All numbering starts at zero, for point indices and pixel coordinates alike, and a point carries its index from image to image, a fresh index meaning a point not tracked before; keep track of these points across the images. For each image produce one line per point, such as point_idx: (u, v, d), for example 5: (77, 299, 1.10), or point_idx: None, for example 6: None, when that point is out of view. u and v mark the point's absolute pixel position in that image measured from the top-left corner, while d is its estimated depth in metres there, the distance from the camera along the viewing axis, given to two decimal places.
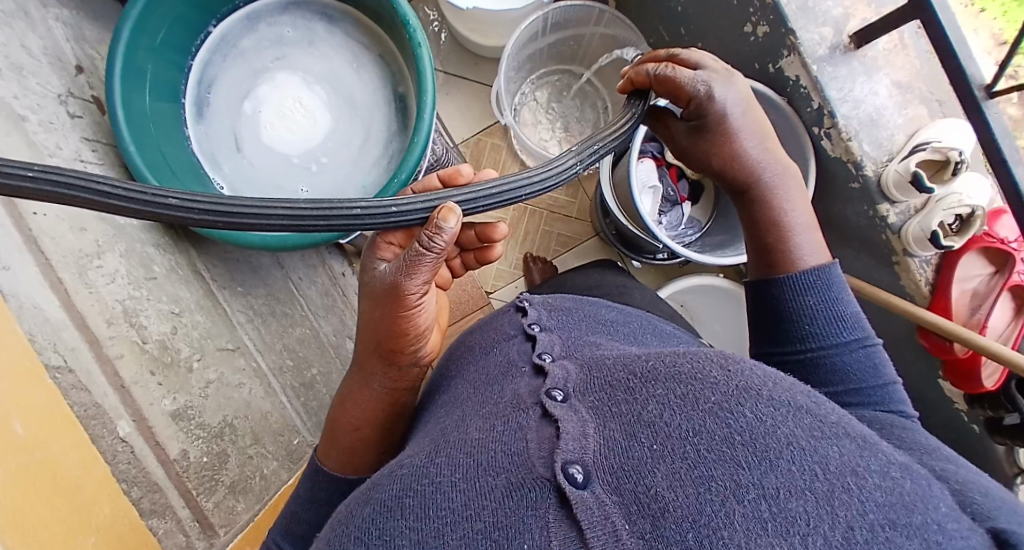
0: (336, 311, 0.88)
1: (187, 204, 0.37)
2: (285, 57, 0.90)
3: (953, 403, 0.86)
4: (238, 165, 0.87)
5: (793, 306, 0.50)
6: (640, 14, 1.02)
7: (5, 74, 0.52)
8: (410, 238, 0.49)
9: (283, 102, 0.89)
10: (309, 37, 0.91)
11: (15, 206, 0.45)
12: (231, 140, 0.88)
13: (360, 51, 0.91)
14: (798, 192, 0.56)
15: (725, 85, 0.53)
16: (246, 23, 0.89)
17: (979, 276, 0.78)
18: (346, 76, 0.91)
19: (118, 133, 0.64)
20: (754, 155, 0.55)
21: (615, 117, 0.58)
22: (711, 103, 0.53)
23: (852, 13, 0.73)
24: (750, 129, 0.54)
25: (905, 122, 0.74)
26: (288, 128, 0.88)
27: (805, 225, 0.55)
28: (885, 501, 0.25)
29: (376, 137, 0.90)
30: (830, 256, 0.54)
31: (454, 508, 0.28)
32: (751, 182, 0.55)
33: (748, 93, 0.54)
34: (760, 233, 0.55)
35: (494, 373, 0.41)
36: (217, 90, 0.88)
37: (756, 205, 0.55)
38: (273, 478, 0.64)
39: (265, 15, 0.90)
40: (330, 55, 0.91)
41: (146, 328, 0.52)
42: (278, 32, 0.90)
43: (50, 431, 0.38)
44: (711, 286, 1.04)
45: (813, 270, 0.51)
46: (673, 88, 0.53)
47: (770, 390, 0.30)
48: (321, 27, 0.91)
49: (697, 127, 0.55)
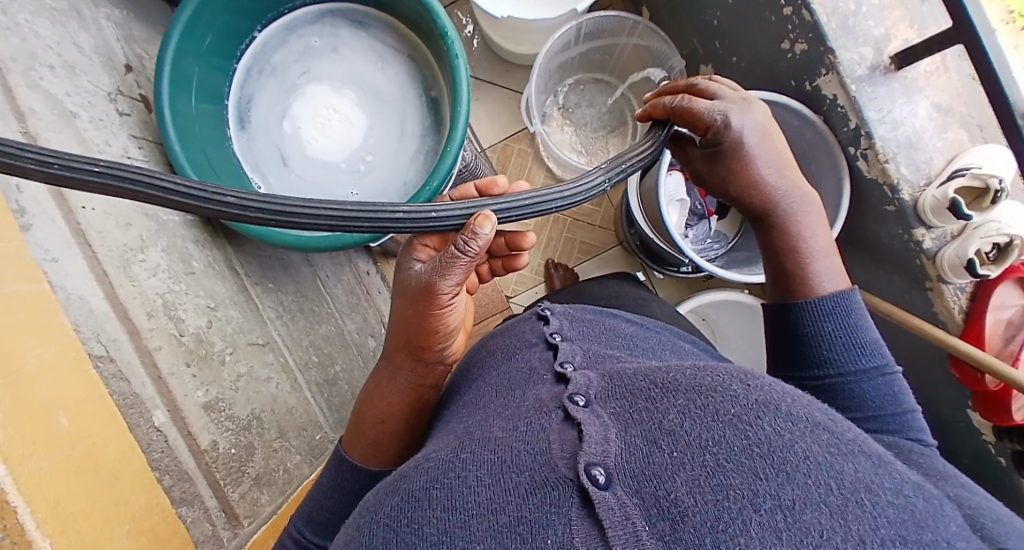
0: (360, 309, 0.92)
1: (243, 202, 0.38)
2: (314, 67, 0.92)
3: (981, 435, 0.84)
4: (287, 179, 0.89)
5: (811, 332, 0.50)
6: (674, 25, 1.02)
7: (60, 72, 0.54)
8: (444, 242, 0.52)
9: (318, 111, 0.90)
10: (333, 43, 0.92)
11: (66, 199, 0.46)
12: (277, 157, 0.90)
13: (387, 49, 0.92)
14: (816, 217, 0.56)
15: (742, 114, 0.53)
16: (275, 39, 0.91)
17: (1016, 307, 0.75)
18: (375, 76, 0.92)
19: (165, 133, 0.67)
20: (772, 182, 0.54)
21: (636, 144, 0.57)
22: (727, 131, 0.52)
23: (893, 33, 0.72)
24: (767, 158, 0.54)
25: (943, 145, 0.72)
26: (329, 136, 0.90)
27: (824, 251, 0.54)
28: (896, 517, 0.25)
29: (413, 134, 0.92)
30: (848, 282, 0.53)
31: (479, 502, 0.28)
32: (769, 209, 0.54)
33: (765, 120, 0.54)
34: (779, 257, 0.54)
35: (515, 379, 0.41)
36: (256, 109, 0.90)
37: (773, 231, 0.55)
38: (295, 472, 0.66)
39: (292, 27, 0.91)
40: (355, 59, 0.92)
41: (183, 321, 0.53)
42: (306, 43, 0.92)
43: (92, 423, 0.39)
44: (735, 301, 1.03)
45: (831, 297, 0.51)
46: (692, 120, 0.53)
47: (789, 405, 0.30)
48: (345, 32, 0.93)
49: (712, 155, 0.55)
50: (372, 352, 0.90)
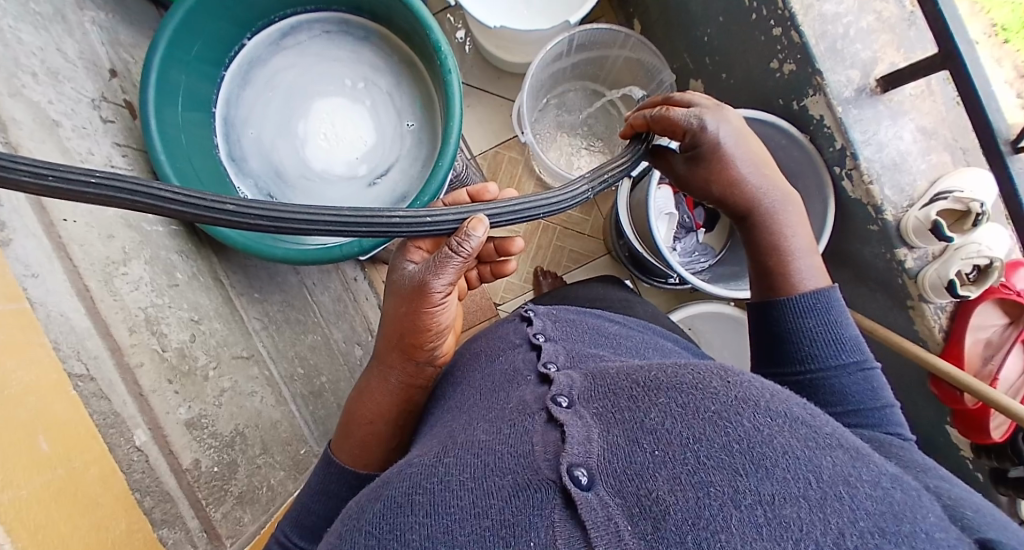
0: (346, 317, 0.91)
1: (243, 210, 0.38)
2: (276, 123, 0.90)
3: (961, 450, 0.86)
4: (386, 179, 0.90)
5: (792, 328, 0.50)
6: (665, 37, 1.03)
7: (43, 79, 0.53)
8: (438, 246, 0.51)
9: (331, 147, 0.90)
10: (260, 97, 0.90)
11: (47, 212, 0.45)
12: (359, 183, 0.89)
13: (281, 57, 0.91)
14: (798, 216, 0.55)
15: (717, 118, 0.53)
16: (234, 149, 0.88)
17: (994, 326, 0.78)
18: (311, 75, 0.91)
19: (150, 140, 0.66)
20: (753, 182, 0.54)
21: (615, 155, 0.59)
22: (704, 134, 0.52)
23: (881, 56, 0.73)
24: (746, 158, 0.54)
25: (927, 168, 0.74)
26: (350, 125, 0.91)
27: (805, 250, 0.54)
28: (874, 509, 0.25)
29: (387, 66, 0.92)
30: (829, 279, 0.54)
31: (462, 507, 0.28)
32: (751, 208, 0.54)
33: (741, 126, 0.54)
34: (762, 257, 0.54)
35: (498, 381, 0.41)
36: (297, 187, 0.88)
37: (761, 233, 0.54)
38: (279, 489, 0.66)
39: (231, 137, 0.88)
40: (288, 87, 0.90)
41: (167, 336, 0.53)
42: (252, 129, 0.89)
43: (73, 448, 0.39)
44: (721, 313, 1.05)
45: (812, 293, 0.51)
46: (669, 125, 0.54)
47: (768, 401, 0.30)
48: (259, 83, 0.90)
49: (693, 157, 0.55)
50: (358, 361, 0.90)
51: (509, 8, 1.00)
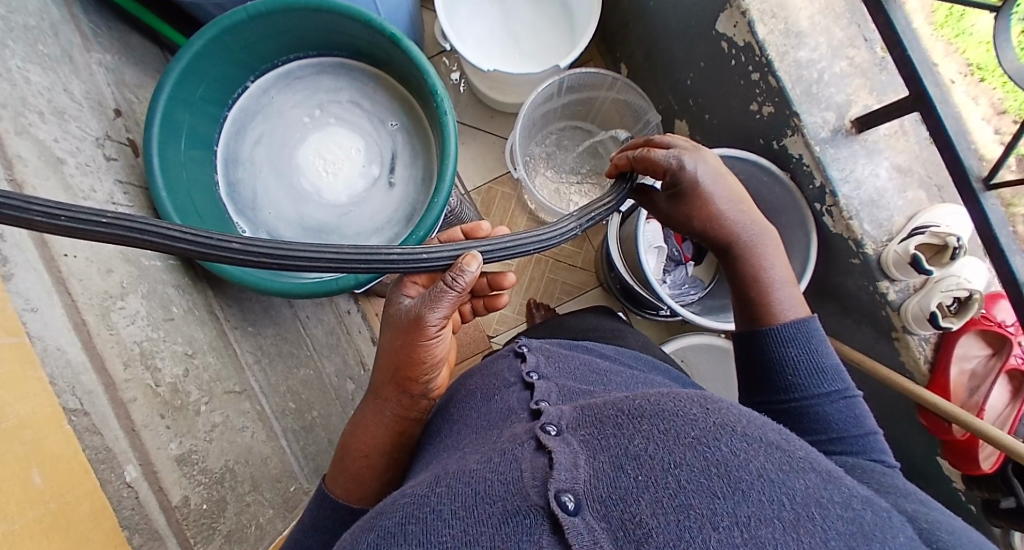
0: (339, 350, 0.91)
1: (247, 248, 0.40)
2: (281, 171, 0.92)
3: (952, 482, 0.86)
4: (398, 175, 0.93)
5: (775, 358, 0.51)
6: (651, 79, 1.07)
7: (49, 118, 0.55)
8: (433, 280, 0.52)
9: (340, 172, 0.93)
10: (255, 155, 0.92)
11: (48, 246, 0.46)
12: (377, 185, 0.93)
13: (257, 110, 0.92)
14: (777, 249, 0.57)
15: (696, 158, 0.55)
16: (255, 211, 0.90)
17: (978, 357, 0.80)
18: (291, 120, 0.93)
19: (152, 179, 0.68)
20: (732, 217, 0.56)
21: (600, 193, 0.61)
22: (684, 173, 0.54)
23: (854, 99, 0.77)
24: (724, 193, 0.56)
25: (904, 204, 0.77)
26: (341, 147, 0.93)
27: (785, 281, 0.56)
28: (845, 530, 0.26)
29: (352, 86, 0.94)
30: (809, 310, 0.55)
31: (454, 535, 0.28)
32: (731, 241, 0.56)
33: (718, 164, 0.57)
34: (744, 288, 0.56)
35: (494, 418, 0.41)
36: (327, 212, 0.91)
37: (745, 264, 0.56)
38: (268, 527, 0.65)
39: (247, 201, 0.90)
40: (277, 136, 0.93)
41: (160, 370, 0.53)
42: (265, 186, 0.91)
43: (66, 481, 0.39)
44: (711, 344, 1.06)
45: (794, 323, 0.52)
46: (650, 165, 0.56)
47: (745, 426, 0.31)
48: (252, 143, 0.92)
49: (675, 195, 0.57)
50: (350, 395, 0.90)
51: (500, 53, 1.04)
